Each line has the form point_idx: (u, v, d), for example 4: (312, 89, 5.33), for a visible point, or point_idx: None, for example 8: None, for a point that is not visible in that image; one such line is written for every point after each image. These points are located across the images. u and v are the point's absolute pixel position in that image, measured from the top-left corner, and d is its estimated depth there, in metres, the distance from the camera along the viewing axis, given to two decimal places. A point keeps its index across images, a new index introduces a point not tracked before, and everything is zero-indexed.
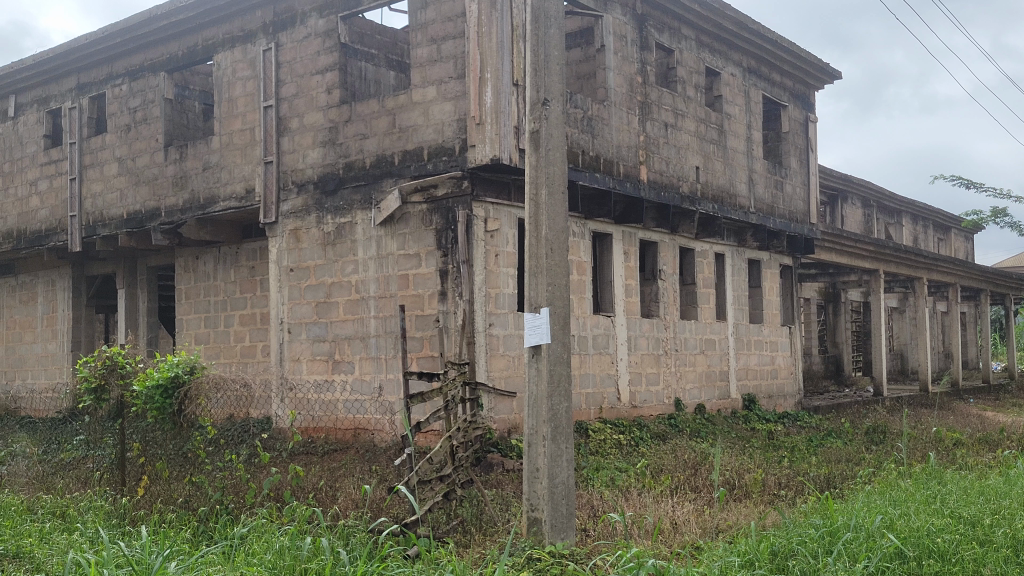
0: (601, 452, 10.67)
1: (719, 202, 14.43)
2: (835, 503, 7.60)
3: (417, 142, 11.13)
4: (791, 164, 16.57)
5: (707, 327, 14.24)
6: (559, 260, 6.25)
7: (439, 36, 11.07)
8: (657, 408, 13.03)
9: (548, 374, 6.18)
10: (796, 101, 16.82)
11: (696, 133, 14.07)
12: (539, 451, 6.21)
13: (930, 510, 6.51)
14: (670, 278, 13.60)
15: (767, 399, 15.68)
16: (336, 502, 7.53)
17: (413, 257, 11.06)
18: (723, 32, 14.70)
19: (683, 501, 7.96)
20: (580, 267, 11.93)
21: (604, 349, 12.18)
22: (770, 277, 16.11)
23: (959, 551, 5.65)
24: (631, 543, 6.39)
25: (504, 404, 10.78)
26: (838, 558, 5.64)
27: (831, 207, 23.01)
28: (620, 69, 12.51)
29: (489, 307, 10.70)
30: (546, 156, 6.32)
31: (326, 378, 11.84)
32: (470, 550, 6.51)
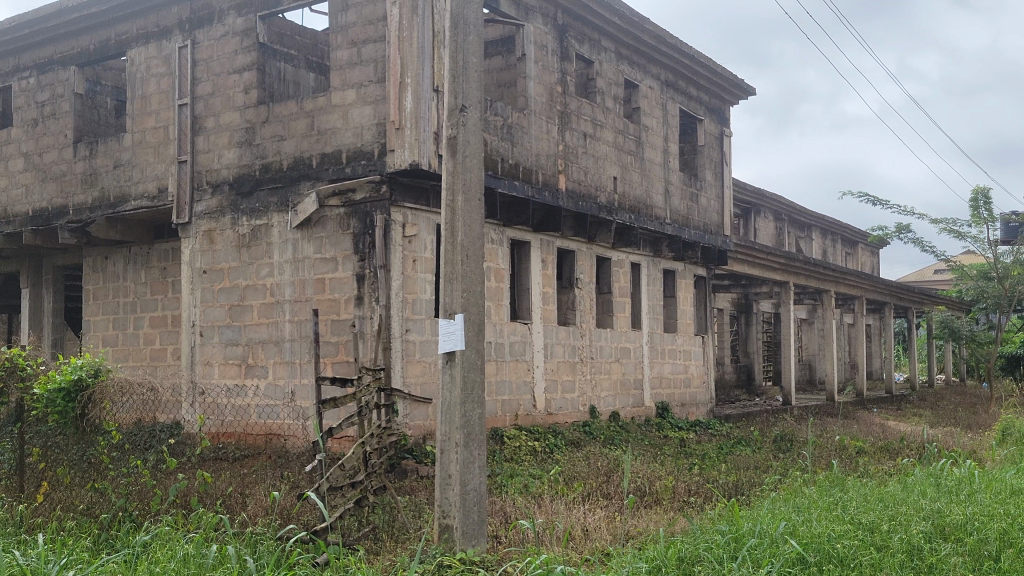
0: (516, 458, 10.71)
1: (636, 212, 14.63)
2: (742, 510, 7.75)
3: (336, 145, 11.04)
4: (706, 177, 16.90)
5: (623, 335, 14.41)
6: (475, 266, 6.26)
7: (360, 39, 11.00)
8: (572, 415, 13.13)
9: (462, 381, 6.20)
10: (711, 115, 17.16)
11: (614, 143, 14.25)
12: (451, 458, 6.21)
13: (831, 516, 6.71)
14: (587, 286, 13.74)
15: (679, 407, 15.94)
16: (244, 509, 7.41)
17: (330, 261, 10.93)
18: (643, 45, 14.93)
19: (594, 508, 8.04)
20: (497, 274, 11.95)
21: (520, 356, 12.22)
22: (685, 287, 16.38)
23: (858, 556, 5.82)
24: (542, 550, 6.43)
25: (420, 411, 10.71)
26: (743, 564, 5.76)
27: (744, 219, 23.49)
28: (540, 78, 12.60)
29: (406, 313, 10.64)
30: (463, 162, 6.33)
31: (238, 382, 11.64)
32: (380, 557, 6.47)
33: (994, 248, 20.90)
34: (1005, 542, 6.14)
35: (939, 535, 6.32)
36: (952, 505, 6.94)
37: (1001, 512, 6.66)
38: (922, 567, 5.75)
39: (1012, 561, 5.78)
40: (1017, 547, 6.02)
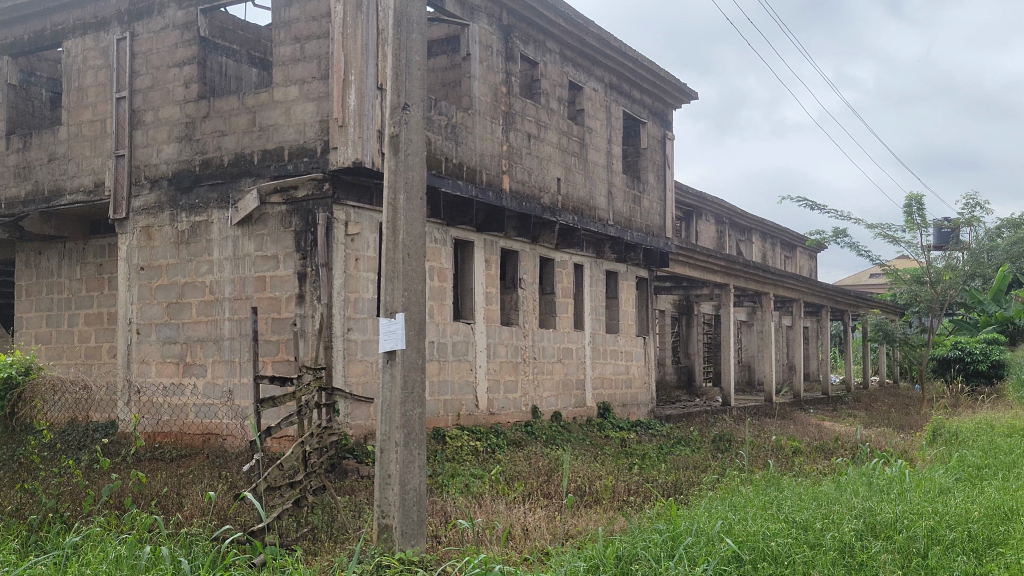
0: (457, 459, 10.69)
1: (579, 214, 14.71)
2: (680, 510, 7.83)
3: (278, 142, 10.94)
4: (649, 180, 17.05)
5: (565, 336, 14.47)
6: (416, 265, 6.25)
7: (303, 35, 10.90)
8: (515, 416, 13.16)
9: (402, 381, 6.18)
10: (654, 118, 17.33)
11: (558, 145, 14.32)
12: (391, 458, 6.18)
13: (766, 515, 6.83)
14: (530, 287, 13.78)
15: (621, 407, 16.06)
16: (180, 509, 7.29)
17: (271, 259, 10.80)
18: (587, 48, 15.01)
19: (534, 507, 8.07)
20: (440, 274, 11.93)
21: (463, 356, 12.20)
22: (627, 289, 16.51)
23: (791, 554, 5.92)
24: (481, 550, 6.44)
25: (361, 410, 10.63)
26: (679, 562, 5.83)
27: (686, 222, 23.73)
28: (484, 78, 12.60)
29: (348, 312, 10.55)
30: (405, 161, 6.31)
31: (175, 381, 11.44)
32: (318, 558, 6.41)
33: (926, 253, 21.38)
34: (933, 539, 6.28)
35: (870, 533, 6.45)
36: (882, 504, 7.09)
37: (929, 510, 6.81)
38: (853, 564, 5.86)
39: (938, 558, 5.93)
40: (944, 544, 6.16)
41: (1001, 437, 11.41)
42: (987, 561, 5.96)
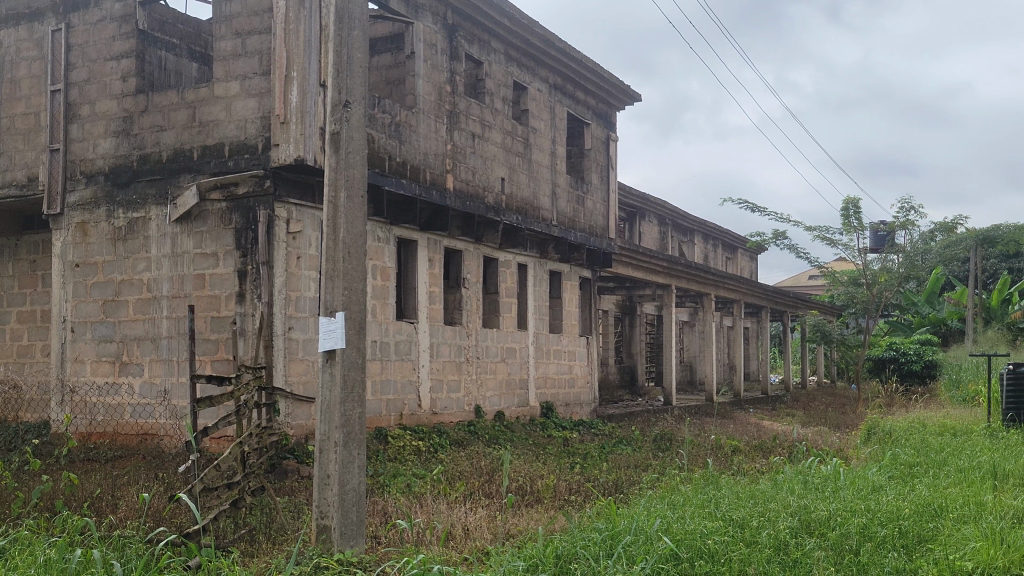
0: (399, 458, 10.63)
1: (523, 214, 14.74)
2: (620, 509, 7.90)
3: (218, 138, 10.79)
4: (592, 180, 17.15)
5: (508, 336, 14.48)
6: (356, 264, 6.21)
7: (244, 30, 10.77)
8: (457, 415, 13.13)
9: (342, 380, 6.13)
10: (598, 119, 17.44)
11: (503, 144, 14.33)
12: (330, 458, 6.13)
13: (704, 514, 6.91)
14: (474, 287, 13.77)
15: (564, 406, 16.11)
16: (114, 511, 7.15)
17: (210, 257, 10.64)
18: (532, 48, 15.05)
19: (475, 507, 8.07)
20: (383, 273, 11.84)
21: (405, 356, 12.15)
22: (570, 289, 16.58)
23: (727, 552, 5.98)
24: (421, 550, 6.42)
25: (302, 410, 10.50)
26: (618, 561, 5.86)
27: (629, 223, 23.90)
28: (429, 77, 12.57)
29: (289, 310, 10.42)
30: (346, 159, 6.27)
31: (111, 380, 11.22)
32: (255, 560, 6.33)
33: (862, 255, 21.82)
34: (865, 536, 6.40)
35: (804, 531, 6.57)
36: (817, 502, 7.22)
37: (862, 508, 6.95)
38: (787, 561, 5.93)
39: (870, 554, 6.04)
40: (876, 541, 6.29)
41: (933, 436, 11.68)
42: (917, 557, 6.09)
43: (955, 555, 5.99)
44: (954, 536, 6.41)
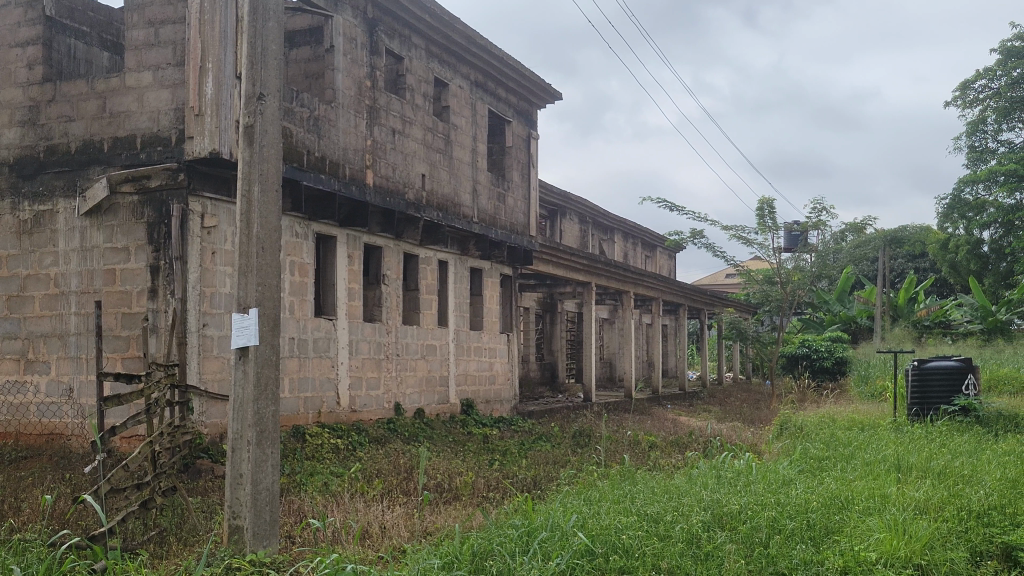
0: (316, 456, 10.50)
1: (444, 211, 14.69)
2: (536, 504, 7.96)
3: (129, 129, 10.52)
4: (514, 178, 17.19)
5: (428, 333, 14.44)
6: (270, 259, 6.13)
7: (157, 19, 10.50)
8: (377, 413, 13.03)
9: (255, 378, 6.04)
10: (519, 117, 17.49)
11: (423, 141, 14.27)
12: (242, 457, 6.04)
13: (619, 509, 7.00)
14: (394, 283, 13.68)
15: (484, 403, 16.12)
16: (16, 514, 6.91)
17: (121, 251, 10.35)
18: (453, 44, 15.00)
19: (392, 505, 8.01)
20: (301, 269, 11.67)
21: (324, 353, 12.00)
22: (491, 286, 16.59)
23: (641, 546, 6.06)
24: (335, 549, 6.36)
25: (217, 408, 10.24)
26: (533, 557, 5.89)
27: (550, 221, 24.04)
28: (348, 71, 12.44)
29: (203, 307, 10.13)
30: (260, 152, 6.16)
31: (17, 378, 10.85)
32: (164, 562, 6.17)
33: (777, 254, 22.30)
34: (774, 529, 6.55)
35: (716, 524, 6.69)
36: (729, 496, 7.37)
37: (772, 501, 7.12)
38: (699, 555, 6.04)
39: (779, 547, 6.17)
40: (785, 533, 6.44)
41: (841, 430, 12.01)
42: (824, 548, 6.25)
43: (859, 546, 6.17)
44: (859, 528, 6.60)
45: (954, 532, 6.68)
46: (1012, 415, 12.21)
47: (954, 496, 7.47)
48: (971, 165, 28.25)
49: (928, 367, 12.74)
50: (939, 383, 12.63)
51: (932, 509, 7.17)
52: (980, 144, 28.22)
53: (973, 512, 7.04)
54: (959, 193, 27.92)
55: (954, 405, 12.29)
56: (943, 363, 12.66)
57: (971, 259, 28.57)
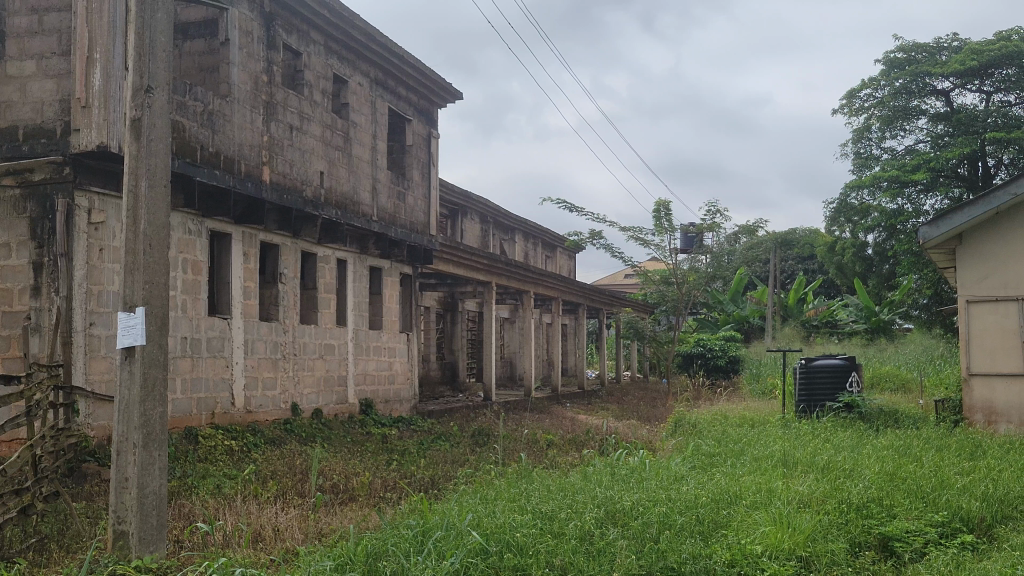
0: (210, 458, 10.26)
1: (342, 209, 14.54)
2: (432, 504, 7.96)
3: (11, 120, 10.12)
4: (413, 176, 17.11)
5: (326, 332, 14.27)
6: (158, 257, 5.99)
7: (42, 6, 10.13)
8: (273, 413, 12.80)
9: (142, 379, 5.89)
10: (419, 116, 17.43)
11: (321, 138, 14.09)
12: (128, 460, 5.87)
13: (514, 507, 7.06)
14: (291, 282, 13.47)
15: (383, 403, 16.00)
16: None
17: (2, 247, 9.92)
18: (352, 41, 14.84)
19: (286, 507, 7.90)
20: (195, 267, 11.39)
21: (218, 352, 11.73)
22: (390, 285, 16.49)
23: (535, 544, 6.12)
24: (226, 553, 6.24)
25: (105, 410, 9.87)
26: (427, 557, 5.89)
27: (451, 220, 24.02)
28: (244, 65, 12.21)
29: (90, 305, 9.77)
30: (148, 147, 6.00)
31: None
32: (44, 571, 5.94)
33: (673, 255, 22.74)
34: (664, 525, 6.68)
35: (609, 521, 6.80)
36: (622, 492, 7.50)
37: (663, 497, 7.27)
38: (591, 551, 6.12)
39: (669, 541, 6.30)
40: (675, 528, 6.57)
41: (732, 427, 12.33)
42: (711, 542, 6.41)
43: (745, 540, 6.36)
44: (745, 522, 6.79)
45: (835, 524, 6.92)
46: (892, 411, 12.66)
47: (835, 490, 7.76)
48: (857, 171, 29.38)
49: (814, 365, 13.22)
50: (824, 380, 13.10)
51: (815, 502, 7.42)
52: (865, 150, 29.37)
53: (853, 505, 7.32)
54: (846, 198, 28.91)
55: (838, 402, 12.75)
56: (829, 362, 13.16)
57: (857, 262, 29.31)
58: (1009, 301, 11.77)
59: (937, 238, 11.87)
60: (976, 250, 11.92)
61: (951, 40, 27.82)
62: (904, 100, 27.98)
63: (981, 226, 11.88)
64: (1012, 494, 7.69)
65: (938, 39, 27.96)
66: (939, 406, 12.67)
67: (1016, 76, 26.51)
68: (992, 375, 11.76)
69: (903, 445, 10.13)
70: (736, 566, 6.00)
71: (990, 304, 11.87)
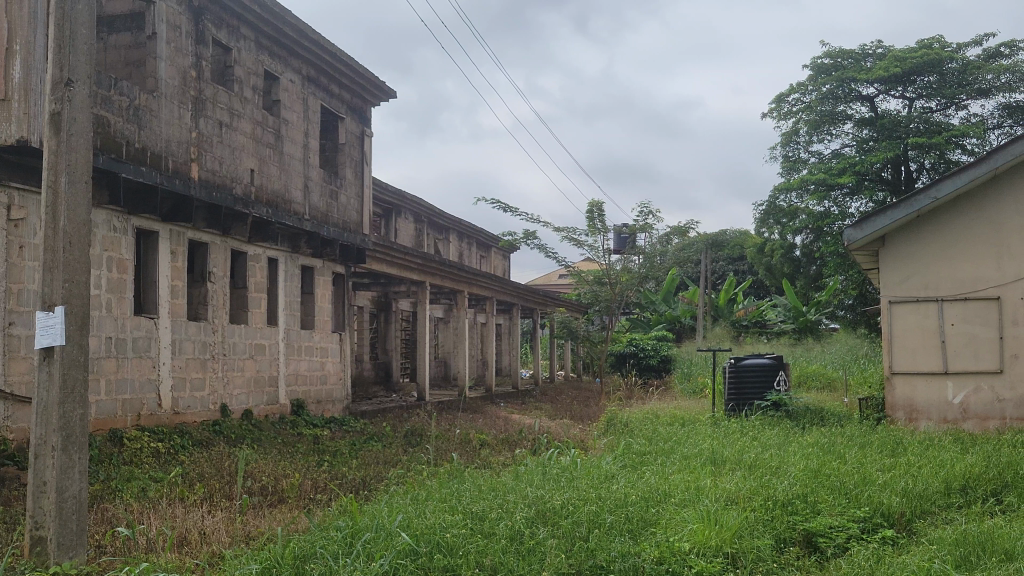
0: (136, 461, 10.03)
1: (273, 207, 14.35)
2: (362, 505, 7.90)
3: None
4: (346, 175, 16.96)
5: (257, 332, 14.07)
6: (79, 255, 5.86)
7: None
8: (201, 415, 12.56)
9: (61, 380, 5.74)
10: (352, 114, 17.28)
11: (252, 135, 13.88)
12: (46, 463, 5.71)
13: (445, 507, 7.04)
14: (220, 280, 13.24)
15: (315, 404, 15.83)
16: None
17: None
18: (284, 37, 14.66)
19: (212, 510, 7.76)
20: (120, 266, 11.13)
21: (145, 353, 11.48)
22: (323, 285, 16.32)
23: (465, 544, 6.11)
24: (149, 558, 6.10)
25: (25, 413, 9.57)
26: (356, 559, 5.84)
27: (385, 219, 23.87)
28: (172, 60, 11.98)
29: (10, 304, 9.48)
30: (68, 142, 5.86)
31: None
32: None
33: (606, 256, 22.93)
34: (594, 523, 6.71)
35: (539, 520, 6.82)
36: (552, 492, 7.52)
37: (594, 496, 7.32)
38: (522, 550, 6.13)
39: (598, 540, 6.33)
40: (604, 527, 6.61)
41: (663, 426, 12.47)
42: (641, 540, 6.47)
43: (674, 538, 6.42)
44: (674, 520, 6.87)
45: (762, 521, 7.04)
46: (818, 409, 12.92)
47: (761, 487, 7.89)
48: (785, 174, 29.95)
49: (743, 365, 13.43)
50: (753, 379, 13.32)
51: (742, 499, 7.53)
52: (793, 154, 29.97)
53: (779, 502, 7.45)
54: (775, 200, 29.45)
55: (766, 400, 12.96)
56: (757, 361, 13.38)
57: (786, 263, 29.86)
58: (929, 302, 12.09)
59: (861, 241, 12.17)
60: (897, 252, 12.24)
61: (875, 47, 28.53)
62: (831, 105, 28.61)
63: (902, 229, 12.21)
64: (931, 489, 7.90)
65: (863, 46, 28.68)
66: (862, 404, 12.97)
67: (937, 83, 27.25)
68: (912, 373, 12.08)
69: (827, 442, 10.35)
70: (665, 563, 6.06)
71: (911, 304, 12.18)
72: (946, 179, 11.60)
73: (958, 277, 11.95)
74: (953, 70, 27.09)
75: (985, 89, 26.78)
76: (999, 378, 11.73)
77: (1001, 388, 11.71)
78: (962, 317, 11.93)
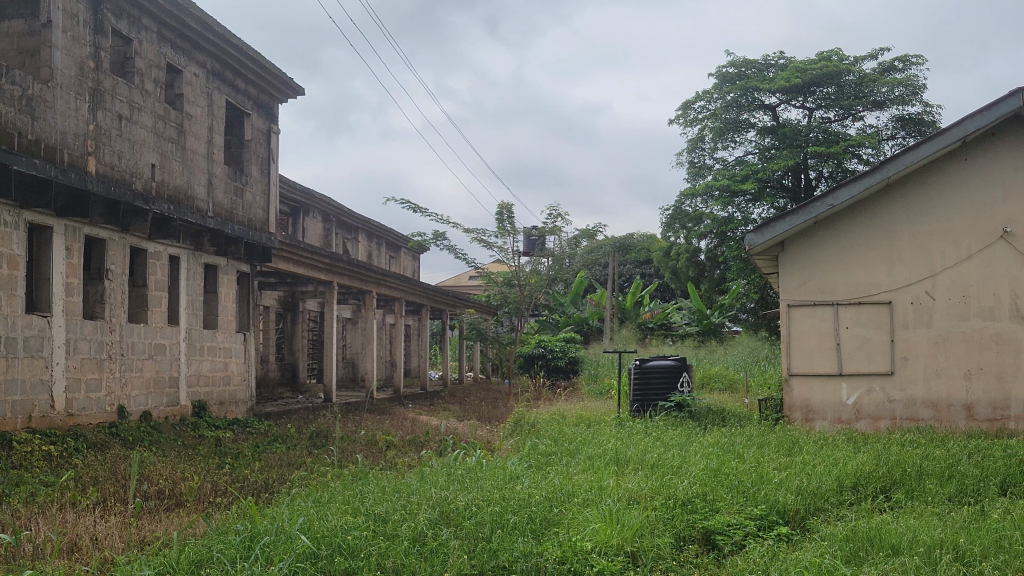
0: (25, 465, 9.65)
1: (175, 203, 13.98)
2: (263, 508, 7.77)
3: None
4: (252, 172, 16.65)
5: (157, 332, 13.69)
6: None
7: None
8: (97, 417, 12.18)
9: None
10: (259, 110, 16.96)
11: (153, 129, 13.51)
12: None
13: (348, 509, 6.96)
14: (118, 279, 12.83)
15: (217, 405, 15.48)
16: None
17: None
18: (187, 29, 14.30)
19: (105, 515, 7.53)
20: (11, 262, 10.70)
21: (37, 353, 11.07)
22: (227, 284, 15.97)
23: (366, 547, 6.05)
24: (35, 565, 5.91)
25: None
26: (254, 563, 5.74)
27: (292, 218, 23.50)
28: (68, 50, 11.58)
29: None
30: None
31: None
32: None
33: (515, 258, 23.03)
34: (497, 524, 6.72)
35: (442, 521, 6.80)
36: (457, 493, 7.50)
37: (498, 497, 7.32)
38: (423, 552, 6.10)
39: (501, 540, 6.34)
40: (507, 527, 6.63)
41: (569, 427, 12.57)
42: (543, 540, 6.51)
43: (576, 537, 6.49)
44: (576, 519, 6.93)
45: (661, 519, 7.15)
46: (719, 410, 13.20)
47: (663, 486, 8.02)
48: (692, 179, 30.53)
49: (648, 367, 13.65)
50: (657, 381, 13.54)
51: (643, 498, 7.64)
52: (699, 160, 30.57)
53: (679, 501, 7.59)
54: (681, 205, 29.99)
55: (669, 402, 13.17)
56: (662, 363, 13.61)
57: (691, 266, 30.46)
58: (825, 306, 12.46)
59: (760, 246, 12.50)
60: (796, 257, 12.57)
61: (777, 58, 29.34)
62: (735, 113, 29.27)
63: (801, 235, 12.56)
64: (824, 487, 8.16)
65: (767, 56, 29.46)
66: (762, 405, 13.29)
67: (835, 94, 28.12)
68: (809, 375, 12.40)
69: (728, 442, 10.58)
70: (567, 563, 6.11)
71: (809, 308, 12.52)
72: (842, 187, 11.98)
73: (853, 282, 12.36)
74: (851, 82, 28.02)
75: (880, 101, 27.75)
76: (889, 380, 12.12)
77: (892, 390, 12.09)
78: (856, 320, 12.33)
